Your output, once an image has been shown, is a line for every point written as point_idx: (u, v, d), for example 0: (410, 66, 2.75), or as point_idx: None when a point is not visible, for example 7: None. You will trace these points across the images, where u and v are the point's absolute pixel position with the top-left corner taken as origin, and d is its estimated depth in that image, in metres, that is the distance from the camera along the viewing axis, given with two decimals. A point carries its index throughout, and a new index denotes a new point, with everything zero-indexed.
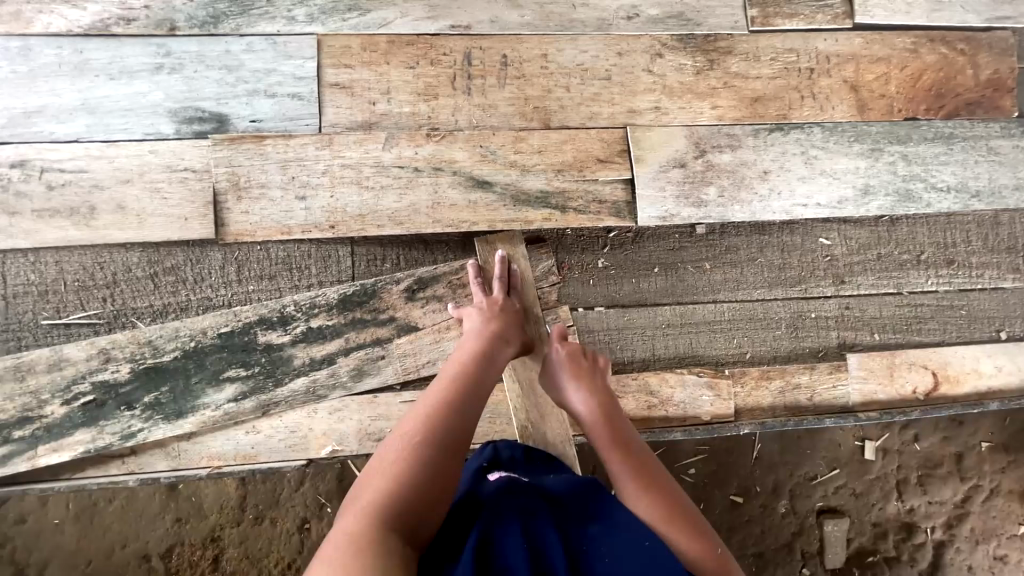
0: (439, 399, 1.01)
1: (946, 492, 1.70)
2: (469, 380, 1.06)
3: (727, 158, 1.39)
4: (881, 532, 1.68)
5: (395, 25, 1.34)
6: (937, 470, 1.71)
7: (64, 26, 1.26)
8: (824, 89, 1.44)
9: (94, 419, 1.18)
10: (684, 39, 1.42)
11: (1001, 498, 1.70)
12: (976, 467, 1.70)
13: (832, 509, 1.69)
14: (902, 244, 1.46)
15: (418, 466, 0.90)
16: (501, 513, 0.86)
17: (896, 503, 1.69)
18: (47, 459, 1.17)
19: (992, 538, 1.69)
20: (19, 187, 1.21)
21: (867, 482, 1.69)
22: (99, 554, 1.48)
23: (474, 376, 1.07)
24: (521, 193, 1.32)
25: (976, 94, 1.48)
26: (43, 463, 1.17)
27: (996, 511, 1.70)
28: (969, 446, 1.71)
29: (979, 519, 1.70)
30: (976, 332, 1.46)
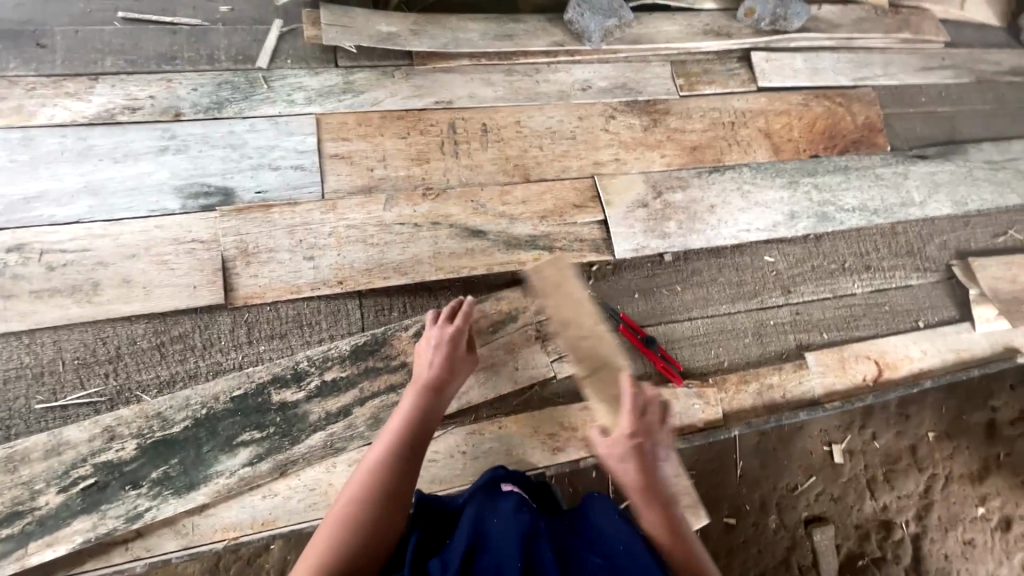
0: (390, 447, 1.11)
1: (910, 485, 1.89)
2: (416, 427, 1.15)
3: (680, 197, 1.64)
4: (864, 533, 1.84)
5: (386, 103, 1.52)
6: (899, 465, 1.91)
7: (68, 117, 1.32)
8: (746, 138, 1.77)
9: (94, 504, 1.13)
10: (631, 104, 1.71)
11: (955, 483, 1.92)
12: (929, 456, 1.92)
13: (817, 517, 1.83)
14: (829, 256, 1.74)
15: (369, 511, 1.03)
16: (508, 519, 1.03)
17: (871, 502, 1.86)
18: (40, 556, 1.10)
19: (957, 524, 1.89)
20: (17, 270, 1.21)
21: (842, 485, 1.86)
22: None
23: (421, 424, 1.16)
24: (512, 238, 1.48)
25: (858, 135, 1.87)
26: (36, 561, 1.10)
27: (954, 497, 1.91)
28: (919, 437, 1.93)
29: (943, 507, 1.89)
30: (901, 324, 1.74)
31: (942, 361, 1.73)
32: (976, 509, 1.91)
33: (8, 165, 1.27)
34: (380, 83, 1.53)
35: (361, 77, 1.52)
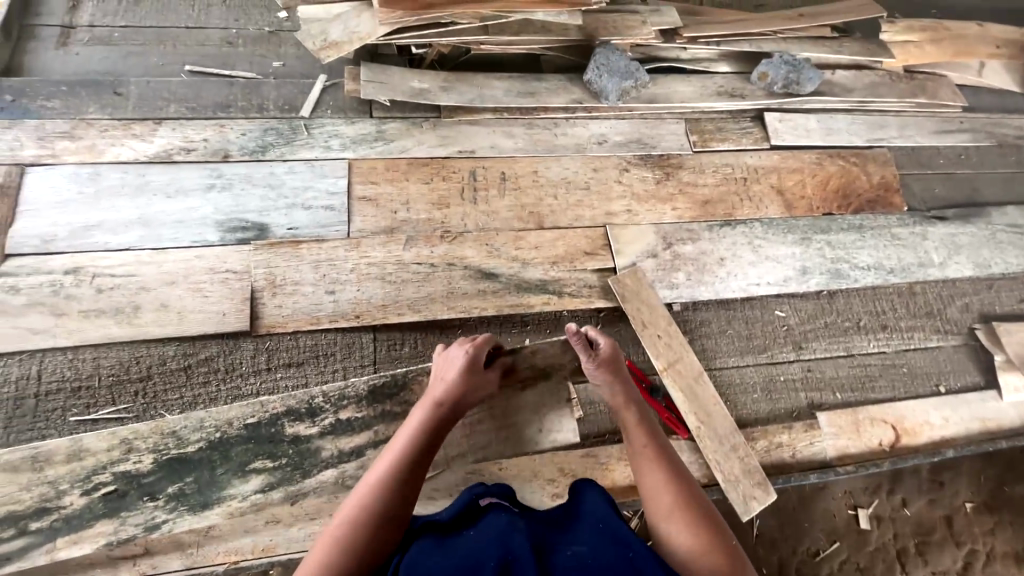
0: (383, 471, 1.11)
1: (945, 560, 1.76)
2: (412, 450, 1.14)
3: (690, 249, 1.68)
4: None
5: (413, 151, 1.64)
6: (932, 537, 1.77)
7: (132, 155, 1.48)
8: (758, 193, 1.81)
9: (115, 510, 1.20)
10: (645, 158, 1.78)
11: (998, 562, 1.78)
12: (968, 531, 1.79)
13: None
14: (843, 313, 1.73)
15: (360, 534, 1.02)
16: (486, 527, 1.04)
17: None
18: (65, 552, 1.16)
19: None
20: (70, 291, 1.33)
21: (868, 555, 1.73)
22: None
23: (419, 447, 1.15)
24: (523, 282, 1.54)
25: (873, 194, 1.89)
26: (62, 557, 1.16)
27: None
28: (955, 507, 1.81)
29: None
30: (920, 388, 1.68)
31: (966, 430, 1.66)
32: None
33: (75, 196, 1.42)
34: (409, 133, 1.65)
35: (392, 127, 1.65)
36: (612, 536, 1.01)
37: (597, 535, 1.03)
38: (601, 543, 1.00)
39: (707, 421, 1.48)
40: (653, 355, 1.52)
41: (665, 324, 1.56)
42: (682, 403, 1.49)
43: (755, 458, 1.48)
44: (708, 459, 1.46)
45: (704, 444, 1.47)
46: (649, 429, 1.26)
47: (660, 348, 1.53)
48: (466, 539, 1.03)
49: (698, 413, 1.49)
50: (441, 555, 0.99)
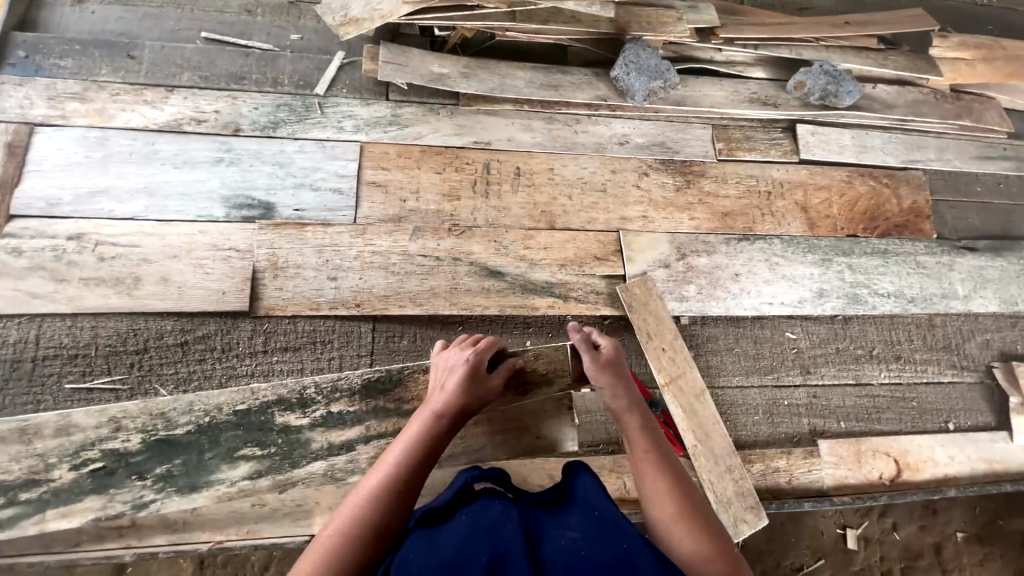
0: (378, 482, 1.06)
1: None
2: (410, 464, 1.09)
3: (704, 261, 1.63)
4: None
5: (427, 138, 1.59)
6: (919, 563, 1.77)
7: (141, 122, 1.45)
8: (781, 209, 1.74)
9: (103, 487, 1.20)
10: (666, 163, 1.72)
11: None
12: (958, 561, 1.78)
13: None
14: (856, 341, 1.67)
15: (353, 545, 0.99)
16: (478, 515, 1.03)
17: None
18: (54, 525, 1.17)
19: None
20: (72, 257, 1.32)
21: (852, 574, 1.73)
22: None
23: (417, 462, 1.10)
24: (529, 282, 1.51)
25: (902, 219, 1.81)
26: (51, 528, 1.17)
27: None
28: (946, 535, 1.79)
29: None
30: (928, 423, 1.63)
31: (972, 471, 1.60)
32: None
33: (82, 160, 1.40)
34: (424, 119, 1.60)
35: (408, 111, 1.60)
36: (605, 524, 0.99)
37: (590, 521, 1.00)
38: (594, 529, 0.98)
39: (704, 440, 1.45)
40: (657, 369, 1.49)
41: (672, 338, 1.51)
42: (681, 421, 1.46)
43: (749, 481, 1.44)
44: (701, 479, 1.43)
45: (699, 464, 1.43)
46: (649, 433, 1.21)
47: (664, 361, 1.49)
48: (458, 524, 1.03)
49: (696, 432, 1.45)
50: (433, 542, 0.99)
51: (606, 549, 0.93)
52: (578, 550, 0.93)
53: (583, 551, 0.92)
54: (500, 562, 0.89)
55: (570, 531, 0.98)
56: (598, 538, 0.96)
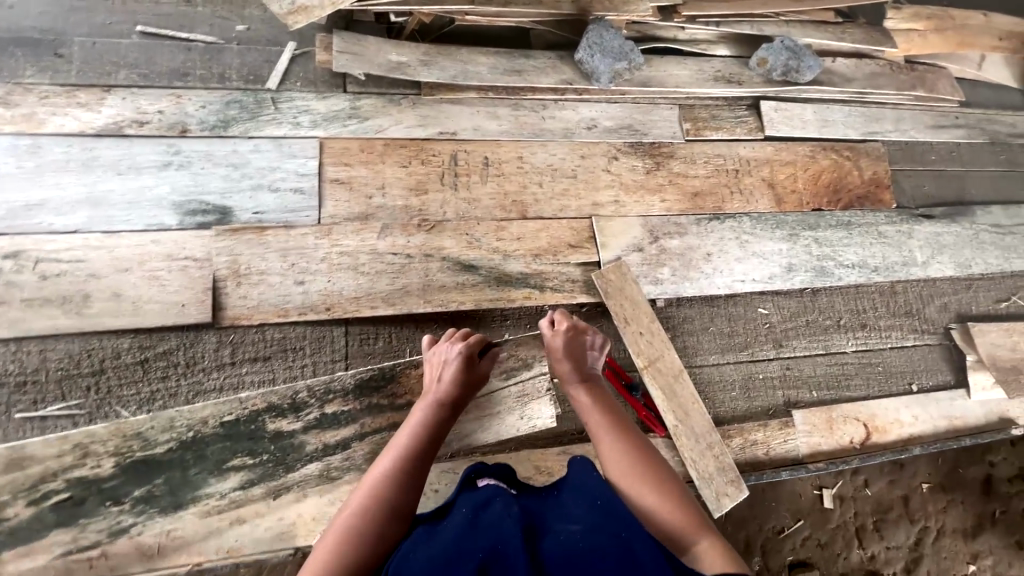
0: (388, 471, 1.11)
1: (900, 536, 1.86)
2: (416, 450, 1.15)
3: (677, 243, 1.64)
4: None
5: (389, 130, 1.53)
6: (889, 514, 1.87)
7: (77, 127, 1.35)
8: (748, 187, 1.76)
9: (89, 512, 1.16)
10: (635, 146, 1.71)
11: (947, 538, 1.88)
12: (922, 509, 1.88)
13: (802, 563, 1.79)
14: (825, 312, 1.72)
15: (368, 534, 1.02)
16: (480, 512, 1.05)
17: (858, 552, 1.82)
18: (46, 551, 1.13)
19: None
20: (10, 277, 1.23)
21: (829, 531, 1.82)
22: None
23: (423, 448, 1.15)
24: (503, 274, 1.48)
25: (863, 190, 1.85)
26: (43, 554, 1.13)
27: (947, 552, 1.87)
28: (912, 487, 1.90)
29: (933, 561, 1.85)
30: (893, 386, 1.71)
31: (934, 428, 1.69)
32: (968, 566, 1.87)
33: (12, 171, 1.29)
34: (385, 110, 1.54)
35: (367, 103, 1.53)
36: (605, 515, 1.02)
37: (591, 513, 1.03)
38: (595, 520, 1.00)
39: (684, 419, 1.48)
40: (635, 354, 1.50)
41: (649, 321, 1.52)
42: (661, 402, 1.48)
43: (729, 455, 1.48)
44: (684, 457, 1.46)
45: (680, 443, 1.46)
46: (604, 404, 1.27)
47: (641, 345, 1.50)
48: (460, 520, 1.05)
49: (676, 412, 1.48)
50: (435, 539, 1.00)
51: (606, 542, 0.95)
52: (578, 544, 0.95)
53: (582, 543, 0.95)
54: (501, 557, 0.91)
55: (571, 524, 1.00)
56: (599, 530, 0.98)
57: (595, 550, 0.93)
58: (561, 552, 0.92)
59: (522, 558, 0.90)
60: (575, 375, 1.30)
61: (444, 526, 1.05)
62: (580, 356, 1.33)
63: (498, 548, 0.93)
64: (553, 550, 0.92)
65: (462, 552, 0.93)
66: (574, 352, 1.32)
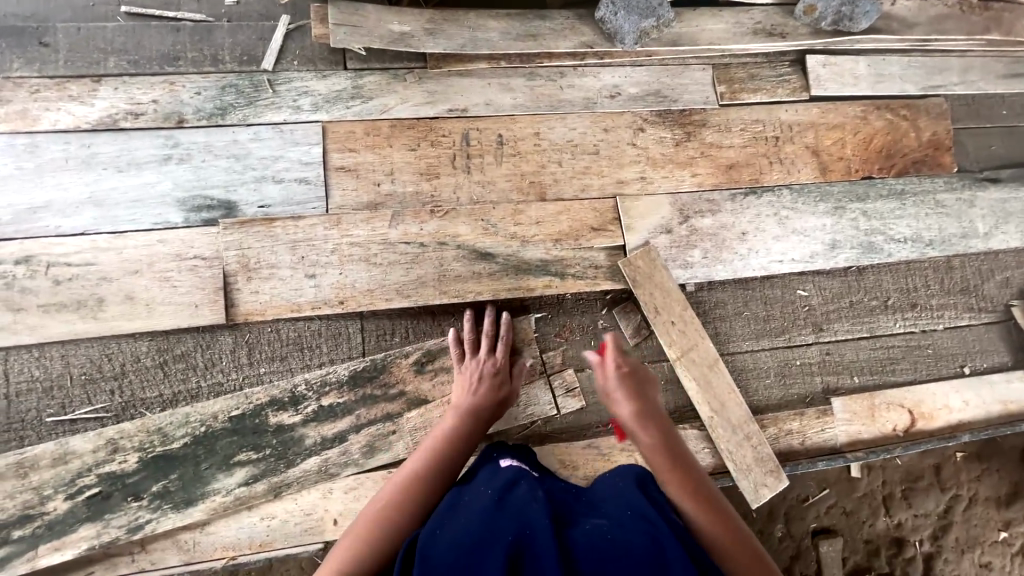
0: (421, 469, 1.13)
1: (929, 503, 1.79)
2: (451, 453, 1.16)
3: (708, 222, 1.51)
4: (874, 548, 1.77)
5: (395, 110, 1.42)
6: (919, 483, 1.80)
7: (72, 122, 1.29)
8: (790, 155, 1.60)
9: (117, 510, 1.18)
10: (663, 114, 1.55)
11: (979, 506, 1.81)
12: (955, 477, 1.81)
13: (826, 530, 1.75)
14: (871, 291, 1.59)
15: (393, 530, 1.03)
16: (505, 498, 1.02)
17: (885, 519, 1.78)
18: (48, 559, 1.15)
19: (975, 546, 1.79)
20: (25, 284, 1.21)
21: (856, 499, 1.77)
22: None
23: (456, 452, 1.17)
24: (522, 263, 1.40)
25: (920, 153, 1.66)
26: (45, 563, 1.14)
27: (977, 519, 1.80)
28: (945, 456, 1.81)
29: (962, 528, 1.79)
30: (943, 369, 1.59)
31: (986, 413, 1.57)
32: (998, 533, 1.81)
33: (13, 172, 1.25)
34: (390, 87, 1.42)
35: (370, 80, 1.42)
36: (637, 514, 0.98)
37: (621, 514, 0.98)
38: (625, 520, 0.95)
39: (720, 411, 1.42)
40: (667, 345, 1.42)
41: (681, 309, 1.44)
42: (696, 394, 1.42)
43: (767, 445, 1.42)
44: (720, 450, 1.40)
45: (716, 435, 1.40)
46: (665, 436, 1.22)
47: (674, 335, 1.43)
48: (487, 501, 1.02)
49: (712, 403, 1.42)
50: (461, 521, 0.98)
51: (637, 540, 0.91)
52: (606, 536, 0.90)
53: (611, 534, 0.91)
54: (528, 545, 0.88)
55: (599, 519, 0.96)
56: (628, 528, 0.93)
57: (625, 545, 0.88)
58: (590, 545, 0.87)
59: (549, 547, 0.86)
60: (636, 403, 1.26)
61: (469, 507, 1.02)
62: (642, 381, 1.31)
63: (525, 534, 0.90)
64: (581, 543, 0.88)
65: (487, 536, 0.91)
66: (637, 381, 1.30)
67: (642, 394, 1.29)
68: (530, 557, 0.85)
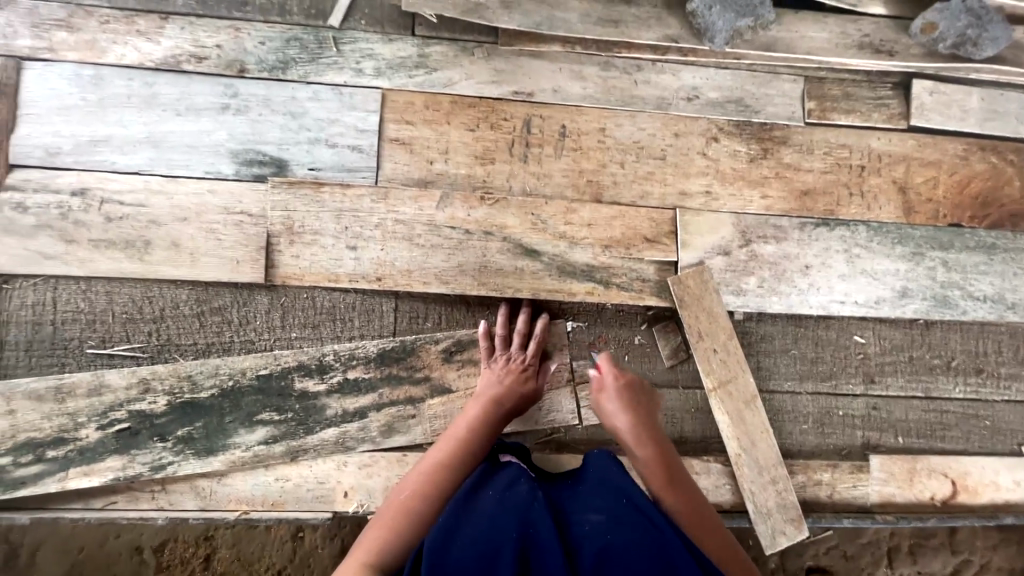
0: (442, 461, 1.11)
1: (936, 564, 1.66)
2: (470, 444, 1.13)
3: (771, 250, 1.41)
4: None
5: (459, 86, 1.35)
6: (931, 541, 1.67)
7: (137, 58, 1.27)
8: (874, 188, 1.46)
9: (143, 448, 1.21)
10: (741, 125, 1.43)
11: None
12: (970, 542, 1.68)
13: (822, 570, 1.65)
14: (934, 349, 1.47)
15: (415, 522, 1.03)
16: (505, 492, 1.02)
17: (886, 571, 1.66)
18: (77, 482, 1.20)
19: None
20: (79, 216, 1.23)
21: (859, 545, 1.66)
22: (92, 543, 1.34)
23: (477, 444, 1.14)
24: (568, 264, 1.34)
25: (1021, 206, 1.49)
26: (74, 486, 1.20)
27: None
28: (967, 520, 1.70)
29: None
30: (999, 444, 1.47)
31: None
32: None
33: (78, 103, 1.25)
34: (456, 61, 1.35)
35: (437, 51, 1.35)
36: (638, 511, 0.97)
37: (618, 504, 0.98)
38: (621, 514, 0.96)
39: (748, 448, 1.35)
40: (703, 372, 1.35)
41: (725, 337, 1.36)
42: (727, 426, 1.35)
43: (793, 492, 1.36)
44: (742, 488, 1.35)
45: (740, 473, 1.35)
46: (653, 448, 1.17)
47: (714, 363, 1.36)
48: (486, 505, 1.00)
49: (741, 438, 1.35)
50: (463, 530, 0.95)
51: (639, 539, 0.91)
52: (606, 536, 0.91)
53: (609, 537, 0.91)
54: (536, 547, 0.89)
55: (595, 515, 0.95)
56: (625, 522, 0.94)
57: (629, 546, 0.90)
58: (595, 549, 0.88)
59: (553, 553, 0.87)
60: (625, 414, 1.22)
61: (470, 512, 0.99)
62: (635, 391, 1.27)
63: (531, 536, 0.90)
64: (586, 546, 0.89)
65: (493, 547, 0.89)
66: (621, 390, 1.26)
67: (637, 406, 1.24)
68: (537, 561, 0.87)
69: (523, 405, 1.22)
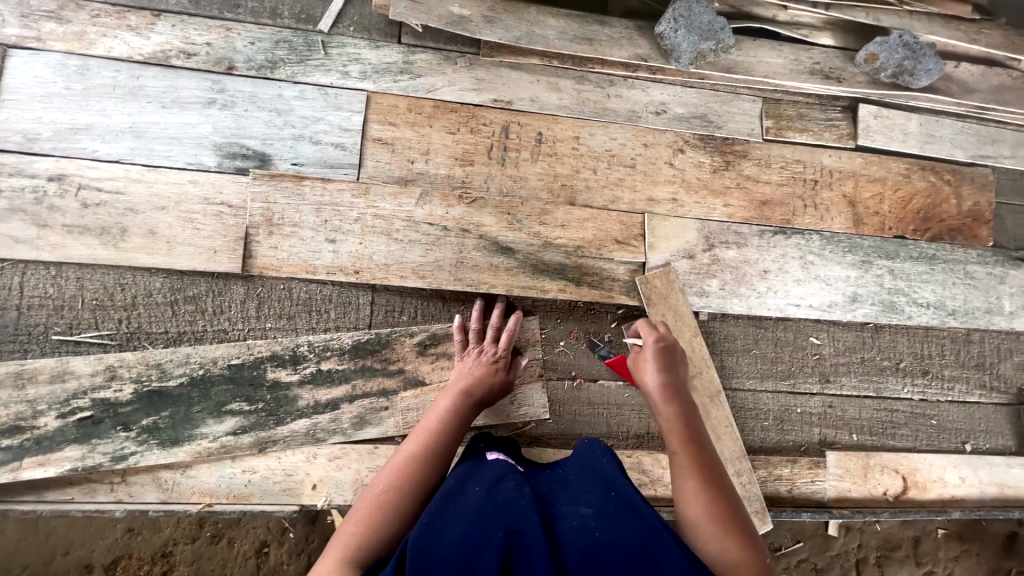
0: (420, 453, 1.09)
1: None
2: (448, 435, 1.13)
3: (732, 254, 1.50)
4: None
5: (441, 91, 1.42)
6: (895, 553, 1.79)
7: (125, 52, 1.30)
8: (826, 201, 1.57)
9: (104, 437, 1.19)
10: (705, 139, 1.54)
11: None
12: (932, 553, 1.79)
13: None
14: (884, 351, 1.57)
15: (394, 516, 0.99)
16: (494, 494, 0.94)
17: None
18: (31, 473, 1.16)
19: None
20: (54, 202, 1.23)
21: (828, 558, 1.76)
22: (37, 561, 1.53)
23: (454, 434, 1.14)
24: (541, 262, 1.39)
25: (958, 222, 1.62)
26: (28, 476, 1.16)
27: None
28: (926, 531, 1.80)
29: None
30: (945, 443, 1.56)
31: (982, 495, 1.53)
32: None
33: (61, 92, 1.27)
34: (440, 68, 1.42)
35: (421, 58, 1.42)
36: (628, 506, 0.90)
37: (606, 501, 0.92)
38: (611, 509, 0.89)
39: (713, 442, 1.41)
40: None
41: (691, 334, 1.44)
42: None
43: (756, 485, 1.41)
44: None
45: None
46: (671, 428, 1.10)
47: None
48: (474, 502, 0.92)
49: (708, 432, 1.41)
50: (447, 525, 0.87)
51: (629, 533, 0.83)
52: (593, 531, 0.83)
53: (596, 531, 0.83)
54: (521, 545, 0.80)
55: (584, 507, 0.90)
56: (614, 518, 0.87)
57: (619, 539, 0.82)
58: (582, 545, 0.80)
59: (539, 550, 0.78)
60: (664, 386, 1.20)
61: (455, 510, 0.91)
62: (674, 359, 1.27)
63: (517, 535, 0.82)
64: (573, 542, 0.81)
65: (478, 537, 0.82)
66: (671, 361, 1.26)
67: (671, 372, 1.23)
68: (522, 559, 0.77)
69: (497, 396, 1.24)
